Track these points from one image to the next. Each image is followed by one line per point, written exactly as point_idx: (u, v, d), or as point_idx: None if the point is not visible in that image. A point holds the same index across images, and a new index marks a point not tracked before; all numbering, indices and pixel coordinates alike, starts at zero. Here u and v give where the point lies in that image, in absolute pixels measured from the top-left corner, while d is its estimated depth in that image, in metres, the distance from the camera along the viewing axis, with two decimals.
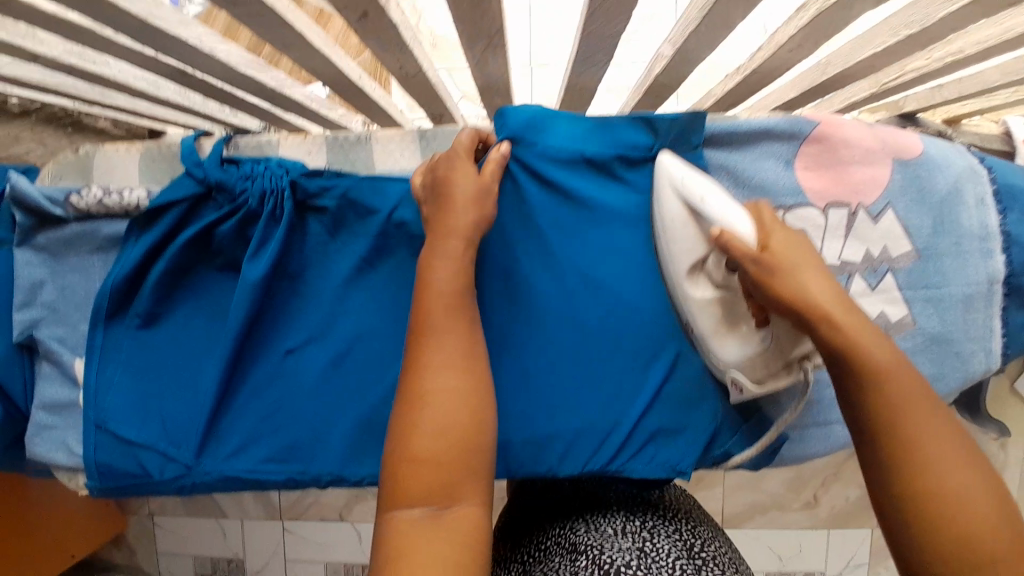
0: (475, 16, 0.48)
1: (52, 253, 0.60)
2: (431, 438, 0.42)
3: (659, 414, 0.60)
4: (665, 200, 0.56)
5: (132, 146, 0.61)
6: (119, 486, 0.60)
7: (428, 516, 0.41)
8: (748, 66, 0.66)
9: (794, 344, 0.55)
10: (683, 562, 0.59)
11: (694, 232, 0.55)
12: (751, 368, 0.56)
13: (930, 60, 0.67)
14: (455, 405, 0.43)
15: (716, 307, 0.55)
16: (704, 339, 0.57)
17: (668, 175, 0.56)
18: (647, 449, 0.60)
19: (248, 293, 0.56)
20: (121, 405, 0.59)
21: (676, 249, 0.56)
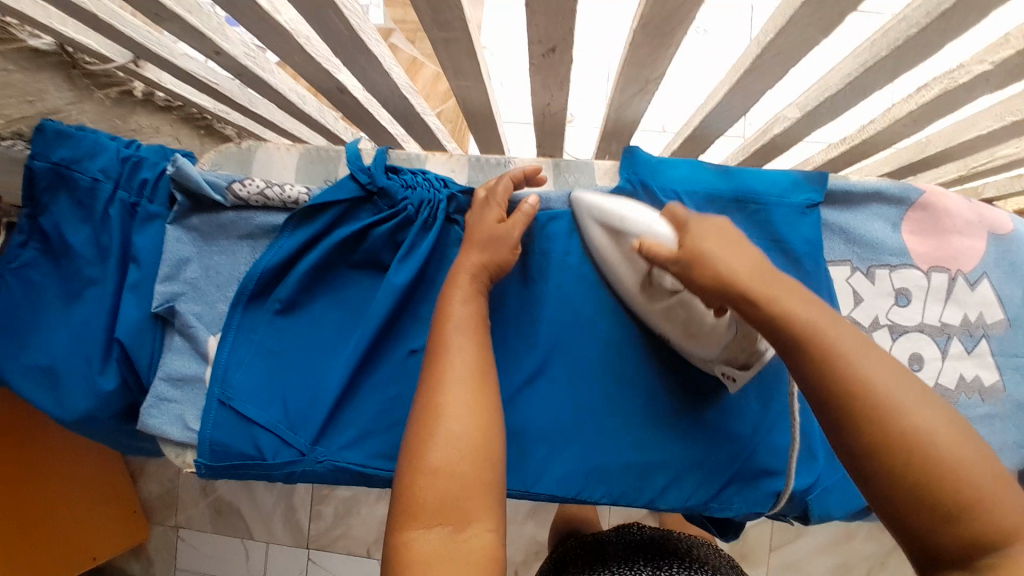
0: (642, 65, 0.53)
1: (202, 234, 0.64)
2: (444, 449, 0.45)
3: (764, 453, 0.62)
4: (595, 233, 0.62)
5: (295, 148, 0.68)
6: (228, 466, 0.61)
7: (445, 537, 0.42)
8: (855, 137, 0.72)
9: (753, 333, 0.54)
10: None
11: (621, 253, 0.60)
12: (732, 356, 0.57)
13: (1021, 148, 0.68)
14: (462, 416, 0.46)
15: (677, 312, 0.58)
16: (679, 345, 0.60)
17: (588, 208, 0.62)
18: (750, 487, 0.62)
19: (392, 294, 0.62)
20: (248, 385, 0.61)
21: (620, 270, 0.61)
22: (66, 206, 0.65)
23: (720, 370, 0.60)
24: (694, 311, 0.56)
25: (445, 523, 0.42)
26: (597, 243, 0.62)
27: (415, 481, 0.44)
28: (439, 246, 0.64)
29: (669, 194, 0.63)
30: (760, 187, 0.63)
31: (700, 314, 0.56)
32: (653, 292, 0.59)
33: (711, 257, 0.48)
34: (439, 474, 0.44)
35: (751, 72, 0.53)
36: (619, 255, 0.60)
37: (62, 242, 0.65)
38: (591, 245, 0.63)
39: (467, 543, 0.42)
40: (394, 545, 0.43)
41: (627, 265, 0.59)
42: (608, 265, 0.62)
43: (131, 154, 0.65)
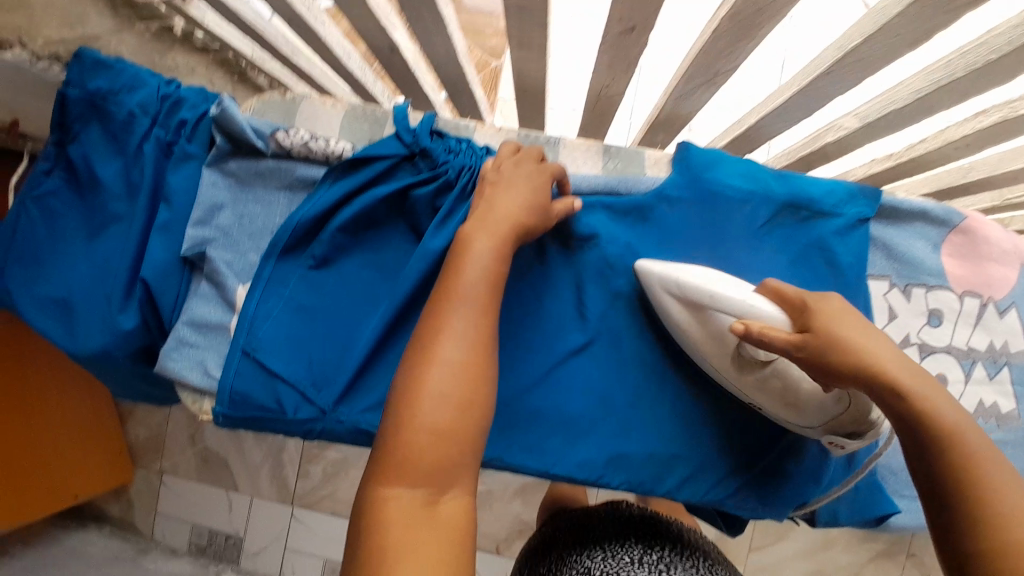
0: (717, 56, 0.52)
1: (239, 180, 0.62)
2: (436, 409, 0.42)
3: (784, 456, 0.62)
4: (668, 305, 0.58)
5: (339, 105, 0.65)
6: (246, 418, 0.59)
7: (421, 501, 0.40)
8: (903, 155, 0.71)
9: (857, 398, 0.50)
10: None
11: (709, 329, 0.55)
12: (836, 425, 0.54)
13: None
14: (456, 378, 0.43)
15: (772, 382, 0.54)
16: (773, 415, 0.57)
17: (657, 277, 0.58)
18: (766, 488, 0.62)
19: (426, 259, 0.59)
20: (275, 337, 0.60)
21: (705, 348, 0.57)
22: (98, 137, 0.63)
23: (825, 437, 0.55)
24: (793, 379, 0.53)
25: (426, 485, 0.41)
26: (680, 322, 0.57)
27: (397, 439, 0.41)
28: None
29: (718, 190, 0.63)
30: (810, 194, 0.63)
31: (798, 381, 0.53)
32: (744, 363, 0.55)
33: (840, 341, 0.45)
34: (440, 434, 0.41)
35: (825, 75, 0.52)
36: (705, 335, 0.56)
37: (90, 174, 0.63)
38: (664, 315, 0.59)
39: (445, 508, 0.41)
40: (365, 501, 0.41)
41: (712, 344, 0.55)
42: (687, 341, 0.58)
43: (172, 92, 0.62)
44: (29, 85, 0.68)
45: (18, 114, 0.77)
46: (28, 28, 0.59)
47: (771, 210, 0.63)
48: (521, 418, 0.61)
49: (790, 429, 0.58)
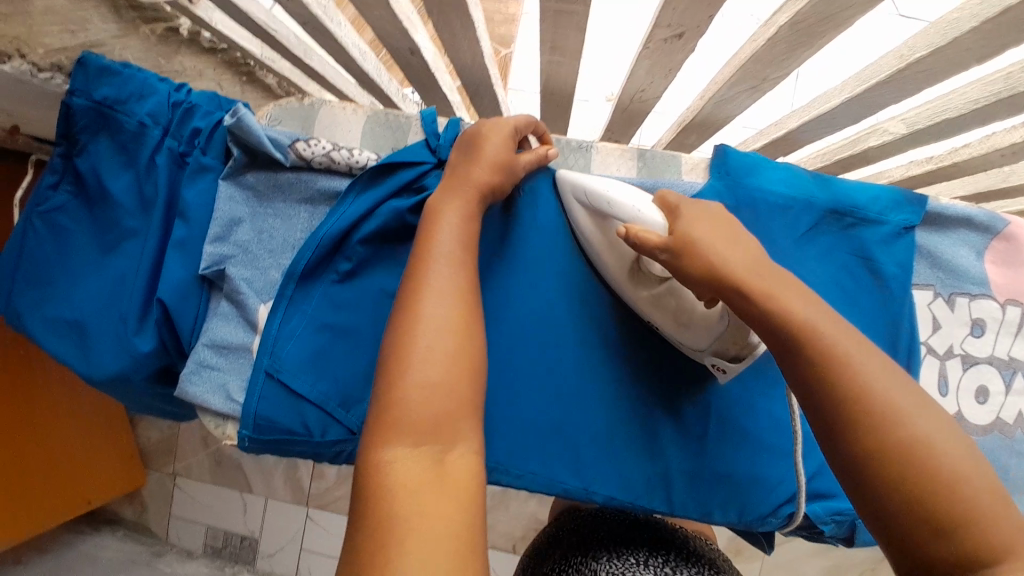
0: (770, 62, 0.49)
1: (258, 194, 0.59)
2: (426, 390, 0.39)
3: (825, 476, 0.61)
4: (576, 210, 0.58)
5: (361, 110, 0.62)
6: (273, 442, 0.57)
7: (431, 457, 0.38)
8: (945, 158, 0.68)
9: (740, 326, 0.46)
10: None
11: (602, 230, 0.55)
12: (722, 351, 0.50)
13: None
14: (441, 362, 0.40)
15: (667, 300, 0.52)
16: (671, 338, 0.55)
17: (569, 184, 0.58)
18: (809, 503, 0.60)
19: None
20: (299, 358, 0.57)
21: (606, 258, 0.56)
22: (106, 149, 0.60)
23: (712, 359, 0.53)
24: (685, 299, 0.51)
25: (433, 442, 0.38)
26: (585, 226, 0.57)
27: (393, 397, 0.39)
28: (509, 224, 0.61)
29: (762, 195, 0.60)
30: (848, 202, 0.61)
31: (690, 304, 0.50)
32: (642, 277, 0.54)
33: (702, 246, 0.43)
34: (428, 390, 0.39)
35: (883, 84, 0.50)
36: (601, 237, 0.56)
37: (101, 189, 0.60)
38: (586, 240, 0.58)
39: (454, 464, 0.38)
40: (366, 466, 0.38)
41: (611, 254, 0.55)
42: (591, 249, 0.58)
43: (183, 99, 0.59)
44: (34, 96, 0.65)
45: (19, 121, 0.74)
46: (28, 37, 0.55)
47: (817, 216, 0.61)
48: (551, 436, 0.59)
49: (691, 353, 0.55)
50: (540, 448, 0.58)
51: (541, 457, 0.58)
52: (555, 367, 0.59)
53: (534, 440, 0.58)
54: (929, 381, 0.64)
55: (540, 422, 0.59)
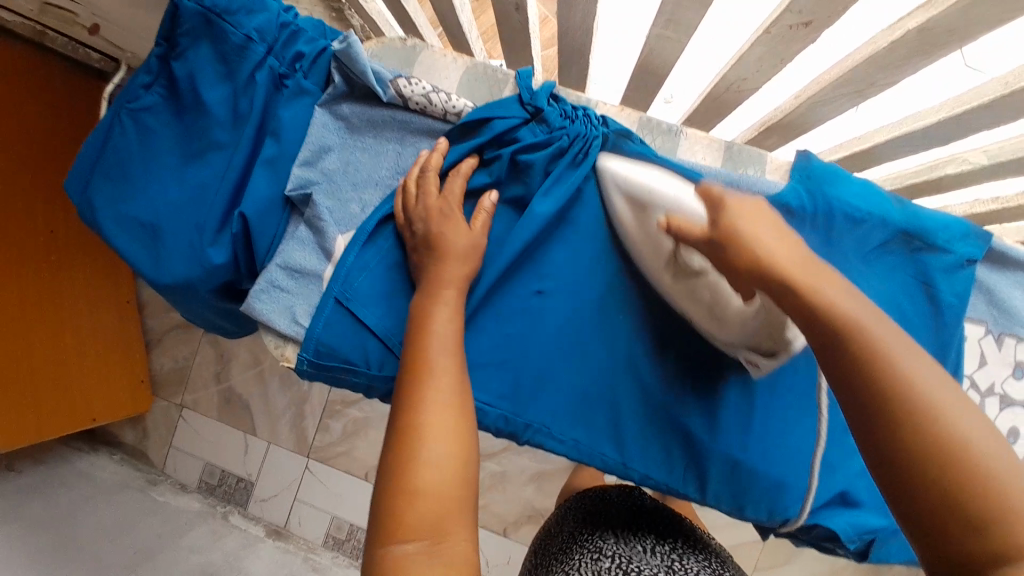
0: (886, 66, 0.51)
1: (351, 126, 0.60)
2: (432, 471, 0.43)
3: (857, 486, 0.60)
4: (615, 202, 0.58)
5: (461, 60, 0.63)
6: (331, 370, 0.58)
7: (423, 551, 0.41)
8: (1012, 199, 0.70)
9: (781, 321, 0.47)
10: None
11: (640, 226, 0.56)
12: (756, 341, 0.51)
13: None
14: (443, 437, 0.45)
15: (702, 294, 0.53)
16: (707, 330, 0.56)
17: (612, 176, 0.57)
18: (836, 508, 0.60)
19: (534, 229, 0.59)
20: (369, 289, 0.58)
21: (643, 247, 0.57)
22: (207, 56, 0.60)
23: (746, 355, 0.55)
24: (719, 292, 0.51)
25: (428, 534, 0.42)
26: (623, 219, 0.57)
27: (395, 504, 0.42)
28: (583, 189, 0.61)
29: (840, 207, 0.61)
30: (918, 226, 0.62)
31: (726, 297, 0.50)
32: (680, 269, 0.54)
33: (745, 241, 0.42)
34: (440, 466, 0.44)
35: (987, 104, 0.52)
36: (641, 231, 0.56)
37: (197, 97, 0.61)
38: (618, 221, 0.59)
39: (448, 551, 0.41)
40: (373, 557, 0.42)
41: (648, 244, 0.56)
42: (632, 243, 0.58)
43: (291, 21, 0.61)
44: None
45: None
46: None
47: (886, 235, 0.62)
48: (597, 406, 0.60)
49: (726, 347, 0.57)
50: (585, 416, 0.60)
51: (584, 425, 0.60)
52: (611, 341, 0.60)
53: (580, 408, 0.60)
54: None
55: (588, 391, 0.60)
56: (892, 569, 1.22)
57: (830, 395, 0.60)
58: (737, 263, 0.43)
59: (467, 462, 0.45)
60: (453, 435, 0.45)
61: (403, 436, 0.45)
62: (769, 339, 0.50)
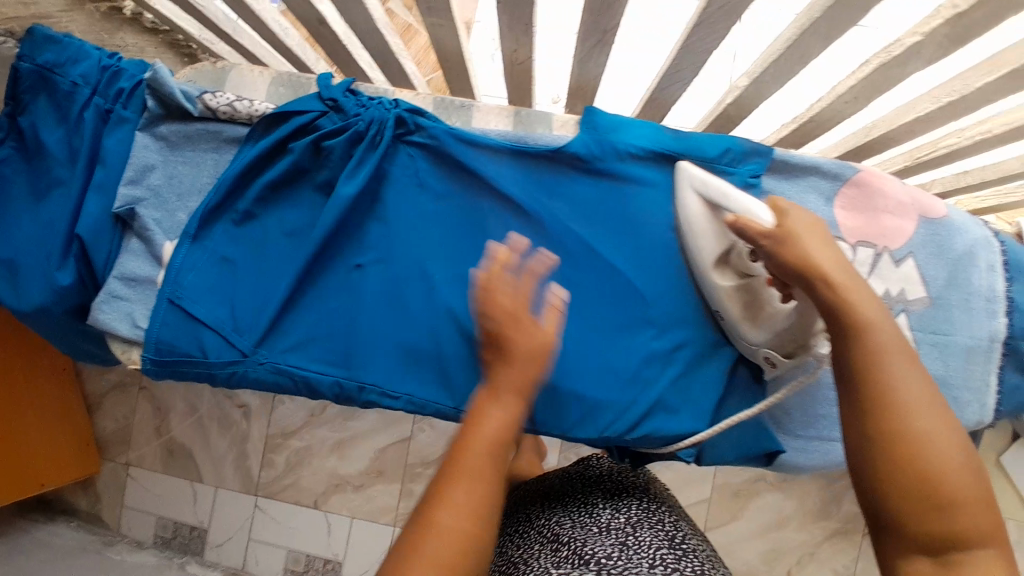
0: (599, 12, 0.56)
1: (170, 143, 0.66)
2: (435, 542, 0.41)
3: (670, 396, 0.65)
4: (686, 199, 0.65)
5: (267, 72, 0.70)
6: (172, 364, 0.63)
7: None
8: (805, 115, 0.73)
9: (812, 317, 0.58)
10: (666, 553, 0.58)
11: (714, 225, 0.63)
12: (780, 345, 0.62)
13: (961, 138, 0.73)
14: (475, 506, 0.42)
15: (752, 291, 0.62)
16: (733, 325, 0.64)
17: (690, 177, 0.65)
18: (653, 422, 0.65)
19: (340, 207, 0.64)
20: (200, 286, 0.64)
21: (702, 240, 0.64)
22: (44, 107, 0.66)
23: (764, 354, 0.63)
24: (767, 292, 0.61)
25: None
26: (693, 215, 0.64)
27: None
28: (384, 167, 0.66)
29: (617, 149, 0.68)
30: (694, 152, 0.68)
31: (770, 296, 0.61)
32: (733, 267, 0.63)
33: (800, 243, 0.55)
34: (450, 537, 0.41)
35: (696, 28, 0.55)
36: (711, 228, 0.63)
37: (36, 141, 0.67)
38: (681, 213, 0.66)
39: None
40: None
41: (713, 236, 0.63)
42: (693, 239, 0.65)
43: (113, 63, 0.66)
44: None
45: None
46: None
47: (665, 165, 0.68)
48: (424, 359, 0.65)
49: (741, 346, 0.65)
50: (414, 370, 0.65)
51: (415, 379, 0.65)
52: (431, 300, 0.65)
53: (408, 363, 0.65)
54: None
55: (415, 347, 0.65)
56: (841, 508, 1.28)
57: (632, 314, 0.66)
58: (785, 262, 0.55)
59: (474, 540, 0.42)
60: (484, 500, 0.43)
61: (417, 525, 0.41)
62: (800, 347, 0.61)
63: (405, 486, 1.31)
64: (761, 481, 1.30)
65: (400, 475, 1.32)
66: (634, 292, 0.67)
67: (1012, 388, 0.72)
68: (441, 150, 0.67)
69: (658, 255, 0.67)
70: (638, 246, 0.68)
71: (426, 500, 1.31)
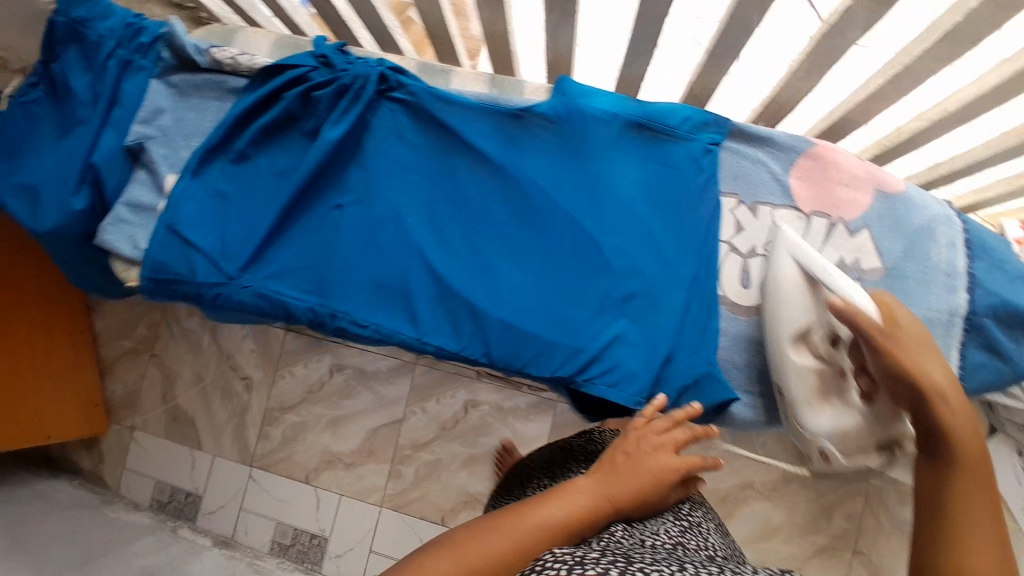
0: None
1: (180, 92, 0.75)
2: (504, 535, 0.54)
3: (622, 346, 0.67)
4: (782, 262, 0.66)
5: (270, 35, 0.78)
6: (165, 283, 0.69)
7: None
8: (767, 97, 0.77)
9: (899, 414, 0.62)
10: (668, 523, 0.63)
11: (807, 300, 0.63)
12: (840, 440, 0.65)
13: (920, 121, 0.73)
14: (564, 519, 0.56)
15: (827, 374, 0.64)
16: (796, 407, 0.66)
17: (790, 245, 0.66)
18: (606, 368, 0.66)
19: (323, 148, 0.69)
20: (195, 214, 0.70)
21: (785, 312, 0.64)
22: (74, 56, 0.75)
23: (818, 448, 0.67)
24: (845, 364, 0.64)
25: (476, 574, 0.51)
26: (785, 278, 0.65)
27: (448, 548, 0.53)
28: (366, 117, 0.72)
29: (587, 111, 0.70)
30: (661, 116, 0.71)
31: (846, 384, 0.64)
32: (810, 347, 0.64)
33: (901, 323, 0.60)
34: (516, 531, 0.54)
35: None
36: (806, 304, 0.63)
37: (66, 86, 0.75)
38: (772, 271, 0.66)
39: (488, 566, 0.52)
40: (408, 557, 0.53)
41: (796, 310, 0.64)
42: (777, 295, 0.65)
43: (137, 22, 0.74)
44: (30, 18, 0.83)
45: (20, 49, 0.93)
46: None
47: (630, 130, 0.71)
48: (392, 293, 0.69)
49: (796, 436, 0.68)
50: (381, 302, 0.69)
51: (380, 310, 0.69)
52: (401, 240, 0.69)
53: (376, 295, 0.69)
54: (730, 275, 0.71)
55: (383, 281, 0.69)
56: (832, 523, 1.26)
57: (593, 264, 0.68)
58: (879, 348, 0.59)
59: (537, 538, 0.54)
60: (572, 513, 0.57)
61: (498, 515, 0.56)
62: (880, 440, 0.64)
63: (392, 468, 1.34)
64: (749, 489, 1.28)
65: (388, 457, 1.34)
66: (593, 243, 0.68)
67: (975, 365, 0.70)
68: (416, 106, 0.72)
69: (620, 213, 0.69)
70: (601, 205, 0.69)
71: (413, 483, 1.33)
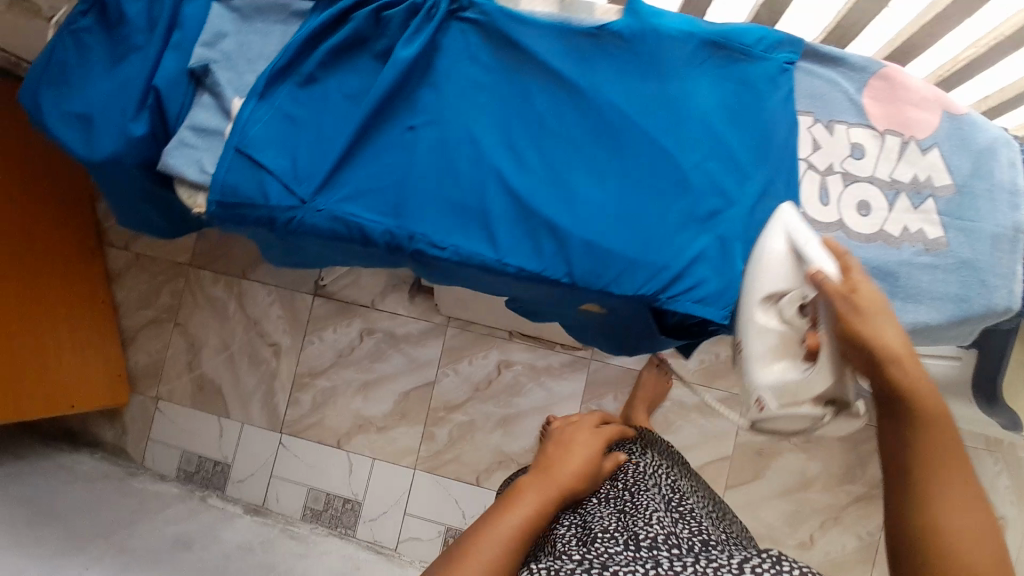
0: None
1: (244, 16, 0.72)
2: (515, 522, 0.63)
3: (706, 263, 0.67)
4: (771, 237, 0.64)
5: None
6: (236, 208, 0.68)
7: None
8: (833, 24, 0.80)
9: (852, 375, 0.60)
10: (661, 514, 0.73)
11: (789, 270, 0.63)
12: (780, 395, 0.64)
13: (979, 47, 0.75)
14: (548, 501, 0.69)
15: (784, 333, 0.63)
16: (749, 360, 0.65)
17: (783, 220, 0.65)
18: (690, 283, 0.67)
19: (397, 68, 0.68)
20: (265, 137, 0.68)
21: (763, 275, 0.63)
22: None
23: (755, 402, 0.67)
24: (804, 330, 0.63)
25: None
26: (770, 254, 0.64)
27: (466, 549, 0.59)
28: (437, 38, 0.70)
29: (658, 32, 0.69)
30: (734, 35, 0.71)
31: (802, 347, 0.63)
32: (780, 309, 0.63)
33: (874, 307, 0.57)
34: (522, 521, 0.64)
35: None
36: (788, 273, 0.63)
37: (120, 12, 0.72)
38: (758, 245, 0.65)
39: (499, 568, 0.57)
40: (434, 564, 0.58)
41: (772, 274, 0.63)
42: (757, 262, 0.64)
43: None
44: None
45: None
46: None
47: (706, 49, 0.70)
48: (469, 215, 0.67)
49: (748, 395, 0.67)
50: (458, 224, 0.67)
51: (457, 232, 0.67)
52: (477, 161, 0.67)
53: (453, 216, 0.67)
54: (811, 192, 0.73)
55: (459, 203, 0.67)
56: (866, 472, 1.28)
57: (674, 180, 0.68)
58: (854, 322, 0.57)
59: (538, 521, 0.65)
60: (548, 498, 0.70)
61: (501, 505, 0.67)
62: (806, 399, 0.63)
63: (426, 430, 1.32)
64: (784, 441, 1.30)
65: (422, 419, 1.33)
66: (671, 160, 0.68)
67: None
68: (486, 26, 0.70)
69: (697, 132, 0.69)
70: (679, 125, 0.69)
71: (446, 445, 1.32)
